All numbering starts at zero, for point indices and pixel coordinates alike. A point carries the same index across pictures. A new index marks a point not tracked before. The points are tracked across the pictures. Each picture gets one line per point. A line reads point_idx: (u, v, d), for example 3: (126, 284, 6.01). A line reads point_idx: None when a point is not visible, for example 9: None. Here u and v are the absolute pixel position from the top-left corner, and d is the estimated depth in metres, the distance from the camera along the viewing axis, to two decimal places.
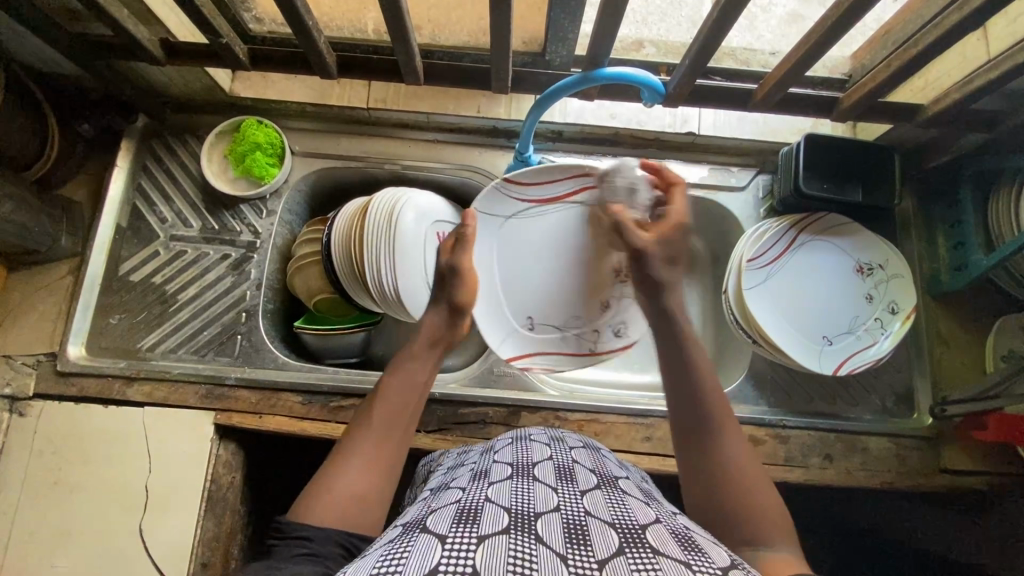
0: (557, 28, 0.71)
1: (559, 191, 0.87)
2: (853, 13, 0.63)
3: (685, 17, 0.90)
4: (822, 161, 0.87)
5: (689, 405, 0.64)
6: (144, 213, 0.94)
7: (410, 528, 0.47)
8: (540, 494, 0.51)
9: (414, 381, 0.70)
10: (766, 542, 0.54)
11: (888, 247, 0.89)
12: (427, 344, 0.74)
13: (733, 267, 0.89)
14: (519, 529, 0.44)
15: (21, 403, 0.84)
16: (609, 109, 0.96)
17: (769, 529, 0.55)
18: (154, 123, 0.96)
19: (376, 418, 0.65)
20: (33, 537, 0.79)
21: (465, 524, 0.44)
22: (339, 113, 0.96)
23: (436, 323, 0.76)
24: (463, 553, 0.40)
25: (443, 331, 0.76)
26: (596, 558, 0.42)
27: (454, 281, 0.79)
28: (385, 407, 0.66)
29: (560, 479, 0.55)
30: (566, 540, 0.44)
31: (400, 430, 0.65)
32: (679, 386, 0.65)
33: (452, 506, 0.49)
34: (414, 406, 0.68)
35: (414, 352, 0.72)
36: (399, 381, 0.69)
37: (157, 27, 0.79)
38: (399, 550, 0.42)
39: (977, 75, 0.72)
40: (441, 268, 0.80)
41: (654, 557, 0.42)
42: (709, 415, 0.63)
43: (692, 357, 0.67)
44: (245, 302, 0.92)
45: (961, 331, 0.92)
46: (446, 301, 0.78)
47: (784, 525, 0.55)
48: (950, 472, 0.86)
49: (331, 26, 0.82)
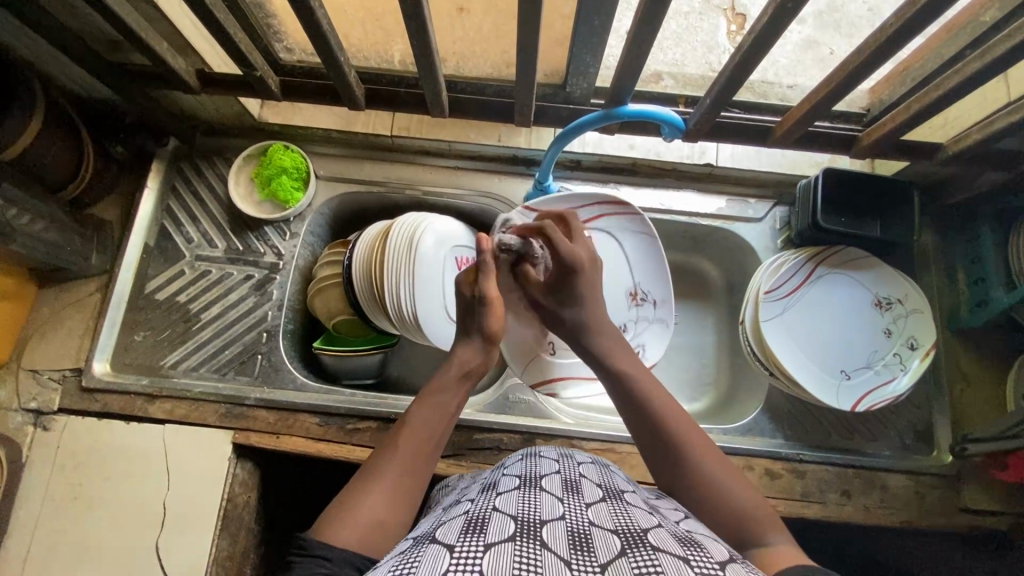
0: (579, 62, 0.73)
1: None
2: (872, 60, 0.65)
3: (701, 42, 0.92)
4: (837, 195, 0.88)
5: (638, 425, 0.64)
6: (171, 233, 0.97)
7: (420, 540, 0.47)
8: (546, 503, 0.51)
9: (443, 410, 0.68)
10: (762, 540, 0.52)
11: (908, 282, 0.89)
12: (457, 377, 0.71)
13: (750, 298, 0.90)
14: (525, 535, 0.44)
15: (45, 417, 0.87)
16: (628, 140, 1.00)
17: (763, 527, 0.54)
18: (185, 146, 0.99)
19: (398, 451, 0.63)
20: (50, 552, 0.81)
21: (473, 534, 0.45)
22: (363, 138, 0.99)
23: (469, 354, 0.73)
24: (470, 559, 0.41)
25: (477, 363, 0.72)
26: (598, 562, 0.42)
27: (484, 312, 0.73)
28: (410, 436, 0.64)
29: (566, 491, 0.55)
30: (570, 545, 0.44)
31: (422, 463, 0.63)
32: (626, 406, 0.66)
33: (461, 517, 0.50)
34: (439, 435, 0.66)
35: (443, 381, 0.70)
36: (427, 411, 0.67)
37: (193, 58, 0.82)
38: (409, 561, 0.43)
39: (996, 118, 0.73)
40: (467, 299, 0.74)
41: (654, 554, 0.42)
42: (684, 450, 0.60)
43: (646, 394, 0.65)
44: (267, 322, 0.94)
45: (981, 367, 0.91)
46: (477, 332, 0.73)
47: (772, 519, 0.55)
48: (971, 512, 0.85)
49: (358, 56, 0.84)
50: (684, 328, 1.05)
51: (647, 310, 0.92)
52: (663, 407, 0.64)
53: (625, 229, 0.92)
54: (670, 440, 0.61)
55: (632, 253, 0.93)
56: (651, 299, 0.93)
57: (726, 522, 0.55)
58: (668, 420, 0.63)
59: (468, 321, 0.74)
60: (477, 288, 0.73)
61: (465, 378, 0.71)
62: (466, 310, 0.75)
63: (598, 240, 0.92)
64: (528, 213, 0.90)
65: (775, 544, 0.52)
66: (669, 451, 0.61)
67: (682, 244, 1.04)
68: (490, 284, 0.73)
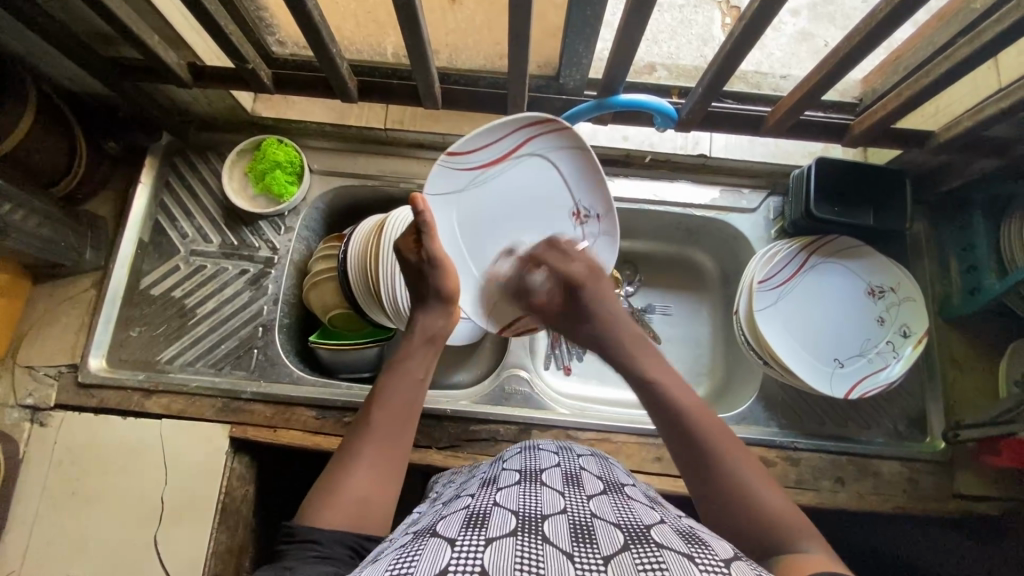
0: (571, 53, 0.73)
1: (495, 151, 0.80)
2: (864, 47, 0.65)
3: (695, 35, 0.93)
4: (832, 184, 0.88)
5: (669, 431, 0.62)
6: (166, 229, 0.97)
7: (419, 534, 0.48)
8: (547, 497, 0.51)
9: (413, 377, 0.67)
10: (795, 547, 0.51)
11: (900, 271, 0.89)
12: (422, 341, 0.71)
13: (744, 287, 0.90)
14: (527, 530, 0.45)
15: (42, 413, 0.87)
16: (621, 131, 1.01)
17: (796, 535, 0.52)
18: (178, 141, 0.99)
19: (373, 426, 0.62)
20: (49, 547, 0.81)
21: (473, 529, 0.45)
22: (358, 132, 0.99)
23: (432, 319, 0.73)
24: (471, 554, 0.41)
25: (439, 326, 0.73)
26: (601, 555, 0.42)
27: (435, 274, 0.73)
28: (384, 408, 0.64)
29: (567, 485, 0.55)
30: (572, 538, 0.45)
31: (398, 434, 0.63)
32: (657, 413, 0.64)
33: (461, 512, 0.50)
34: (414, 404, 0.66)
35: (408, 351, 0.70)
36: (396, 382, 0.66)
37: (186, 52, 0.82)
38: (409, 553, 0.43)
39: (987, 105, 0.73)
40: (415, 265, 0.73)
41: (658, 552, 0.43)
42: (716, 455, 0.59)
43: (675, 397, 0.64)
44: (263, 317, 0.94)
45: (975, 354, 0.92)
46: (434, 297, 0.73)
47: (805, 525, 0.53)
48: (965, 497, 0.85)
49: (352, 49, 0.84)
50: (679, 319, 1.06)
51: (592, 227, 0.83)
52: (694, 412, 0.62)
53: (558, 147, 0.81)
54: (704, 446, 0.59)
55: (566, 169, 0.82)
56: (595, 216, 0.83)
57: (767, 540, 0.52)
58: (701, 426, 0.61)
59: (420, 287, 0.74)
60: (423, 250, 0.72)
61: (429, 341, 0.71)
62: (417, 276, 0.74)
63: (527, 164, 0.82)
64: (452, 158, 0.78)
65: (810, 551, 0.50)
66: (708, 464, 0.58)
67: (678, 236, 1.04)
68: (436, 247, 0.72)
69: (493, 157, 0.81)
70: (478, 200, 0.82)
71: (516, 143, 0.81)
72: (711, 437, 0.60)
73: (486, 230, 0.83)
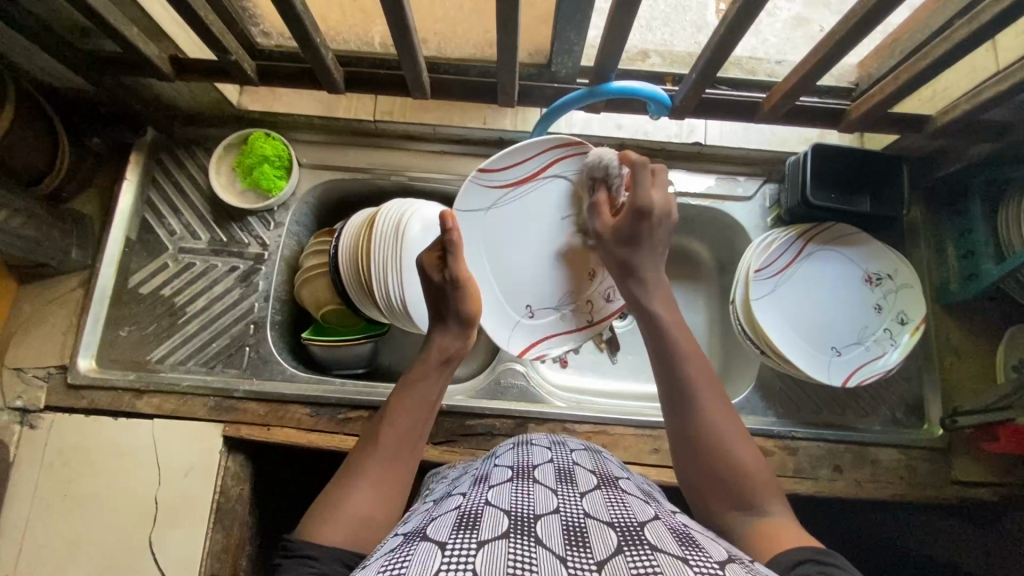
0: (562, 40, 0.71)
1: (527, 171, 0.85)
2: (862, 28, 0.63)
3: (689, 21, 0.91)
4: (825, 170, 0.87)
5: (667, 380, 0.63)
6: (153, 226, 0.95)
7: (411, 537, 0.47)
8: (540, 496, 0.51)
9: (423, 399, 0.67)
10: (761, 509, 0.55)
11: (898, 257, 0.89)
12: (439, 362, 0.70)
13: (740, 277, 0.89)
14: (519, 532, 0.44)
15: (31, 415, 0.85)
16: (616, 120, 0.98)
17: (761, 494, 0.56)
18: (163, 137, 0.97)
19: (381, 445, 0.62)
20: (41, 550, 0.80)
21: (465, 530, 0.44)
22: (347, 124, 0.97)
23: (450, 339, 0.72)
24: (463, 558, 0.41)
25: (455, 347, 0.72)
26: (595, 559, 0.42)
27: (458, 295, 0.72)
28: (392, 427, 0.64)
29: (560, 482, 0.54)
30: (565, 541, 0.44)
31: (405, 455, 0.63)
32: (659, 362, 0.64)
33: (452, 513, 0.49)
34: (422, 426, 0.66)
35: (423, 371, 0.69)
36: (407, 402, 0.66)
37: (166, 44, 0.80)
38: (400, 558, 0.42)
39: (985, 88, 0.72)
40: (438, 284, 0.72)
41: (652, 554, 0.42)
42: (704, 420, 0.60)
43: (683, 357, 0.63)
44: (254, 314, 0.92)
45: (972, 340, 0.91)
46: (455, 318, 0.72)
47: (769, 484, 0.56)
48: (962, 483, 0.86)
49: (337, 39, 0.82)
50: (675, 308, 1.05)
51: None
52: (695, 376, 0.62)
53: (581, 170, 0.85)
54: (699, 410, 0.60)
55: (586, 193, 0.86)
56: None
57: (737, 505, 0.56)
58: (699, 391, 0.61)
59: (441, 307, 0.72)
60: (447, 271, 0.71)
61: (445, 363, 0.71)
62: (436, 295, 0.73)
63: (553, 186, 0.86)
64: (484, 175, 0.84)
65: (773, 514, 0.54)
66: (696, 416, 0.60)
67: (674, 225, 1.03)
68: (461, 267, 0.71)
69: (519, 177, 0.85)
70: (503, 219, 0.87)
71: (543, 165, 0.85)
72: (702, 397, 0.61)
73: (513, 249, 0.88)
